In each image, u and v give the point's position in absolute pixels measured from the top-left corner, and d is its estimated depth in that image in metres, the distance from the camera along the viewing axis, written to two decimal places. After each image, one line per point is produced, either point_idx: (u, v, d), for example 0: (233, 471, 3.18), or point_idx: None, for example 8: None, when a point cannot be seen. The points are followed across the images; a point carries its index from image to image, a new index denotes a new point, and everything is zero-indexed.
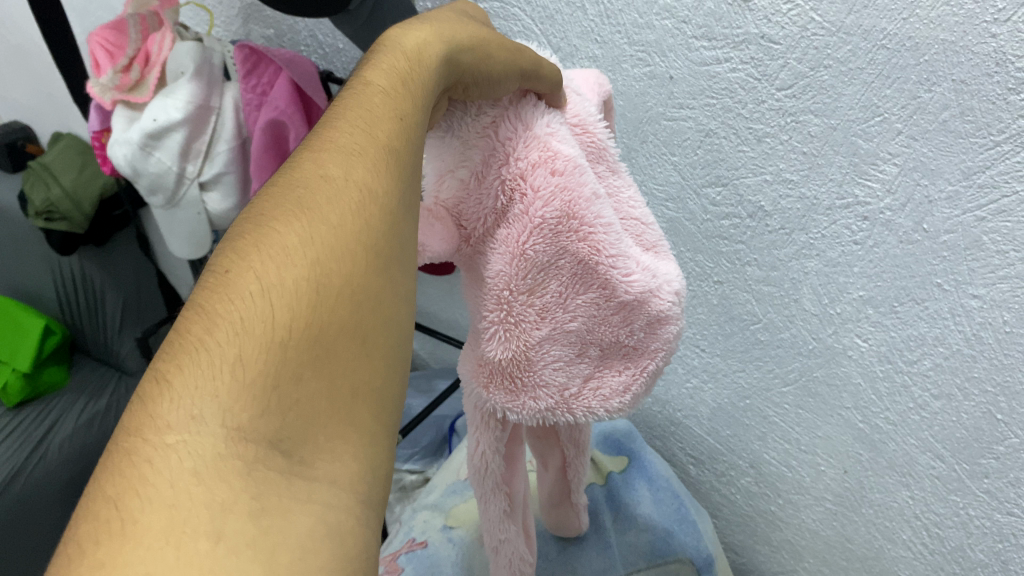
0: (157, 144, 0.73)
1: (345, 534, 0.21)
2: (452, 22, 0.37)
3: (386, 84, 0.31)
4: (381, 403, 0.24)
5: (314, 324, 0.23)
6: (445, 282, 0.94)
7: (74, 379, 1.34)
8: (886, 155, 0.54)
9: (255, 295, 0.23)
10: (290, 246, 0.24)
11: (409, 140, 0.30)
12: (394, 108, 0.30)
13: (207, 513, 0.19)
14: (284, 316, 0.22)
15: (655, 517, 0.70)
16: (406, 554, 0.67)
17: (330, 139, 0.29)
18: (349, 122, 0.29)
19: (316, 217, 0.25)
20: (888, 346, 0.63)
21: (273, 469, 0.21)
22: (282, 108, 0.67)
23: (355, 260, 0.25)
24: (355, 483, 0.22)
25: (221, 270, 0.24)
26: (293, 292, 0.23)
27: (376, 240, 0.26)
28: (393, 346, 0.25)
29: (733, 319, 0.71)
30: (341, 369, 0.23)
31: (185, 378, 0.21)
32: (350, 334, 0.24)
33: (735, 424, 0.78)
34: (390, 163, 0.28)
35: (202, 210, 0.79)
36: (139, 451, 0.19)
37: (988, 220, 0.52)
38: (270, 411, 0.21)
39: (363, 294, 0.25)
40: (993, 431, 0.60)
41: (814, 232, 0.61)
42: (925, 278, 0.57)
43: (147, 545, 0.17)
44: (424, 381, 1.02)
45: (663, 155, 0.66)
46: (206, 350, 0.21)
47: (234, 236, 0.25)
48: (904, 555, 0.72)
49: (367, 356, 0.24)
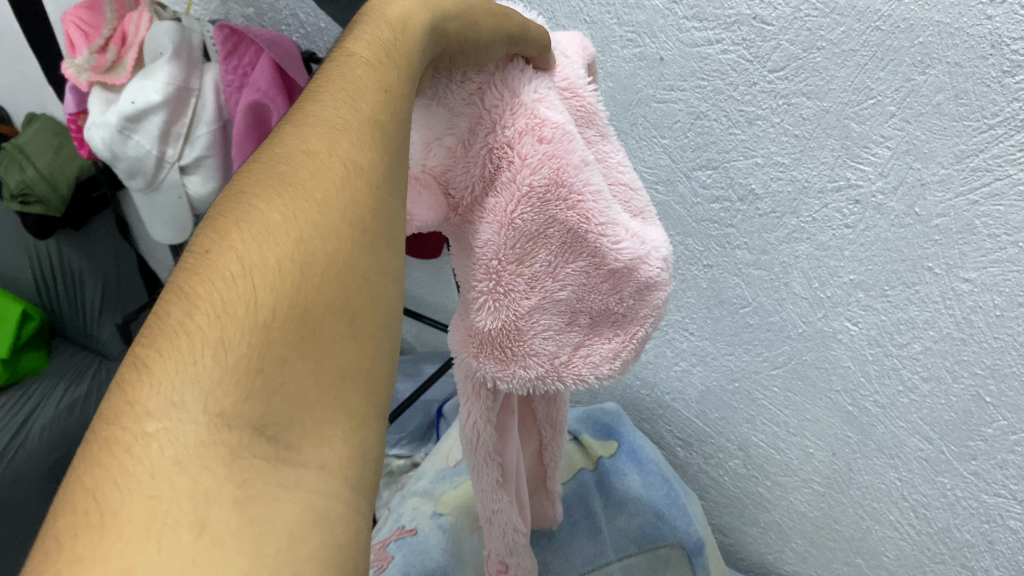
0: (135, 127, 0.72)
1: (335, 520, 0.19)
2: None
3: (370, 55, 0.29)
4: (376, 385, 0.22)
5: (302, 299, 0.21)
6: (430, 266, 0.93)
7: (54, 364, 1.31)
8: (879, 138, 0.54)
9: (237, 272, 0.21)
10: (273, 222, 0.22)
11: (398, 109, 0.28)
12: (379, 79, 0.28)
13: (190, 504, 0.17)
14: (270, 294, 0.20)
15: (644, 502, 0.69)
16: (395, 542, 0.67)
17: (314, 112, 0.26)
18: (331, 95, 0.27)
19: (303, 187, 0.23)
20: (877, 329, 0.62)
21: (261, 456, 0.19)
22: (264, 89, 0.66)
23: (342, 234, 0.23)
24: (344, 468, 0.20)
25: (201, 245, 0.22)
26: (279, 268, 0.21)
27: (365, 214, 0.24)
28: (387, 324, 0.23)
29: (723, 303, 0.71)
30: (331, 349, 0.21)
31: (166, 361, 0.19)
32: (340, 312, 0.22)
33: (723, 407, 0.78)
34: (379, 132, 0.26)
35: (183, 193, 0.78)
36: (117, 440, 0.18)
37: (980, 204, 0.52)
38: (256, 396, 0.19)
39: (356, 267, 0.23)
40: (982, 414, 0.60)
41: (805, 215, 0.61)
42: (916, 263, 0.57)
43: (127, 538, 0.16)
44: (411, 365, 1.01)
45: (653, 137, 0.65)
46: (186, 333, 0.20)
47: (215, 213, 0.23)
48: (891, 535, 0.73)
49: (359, 337, 0.22)
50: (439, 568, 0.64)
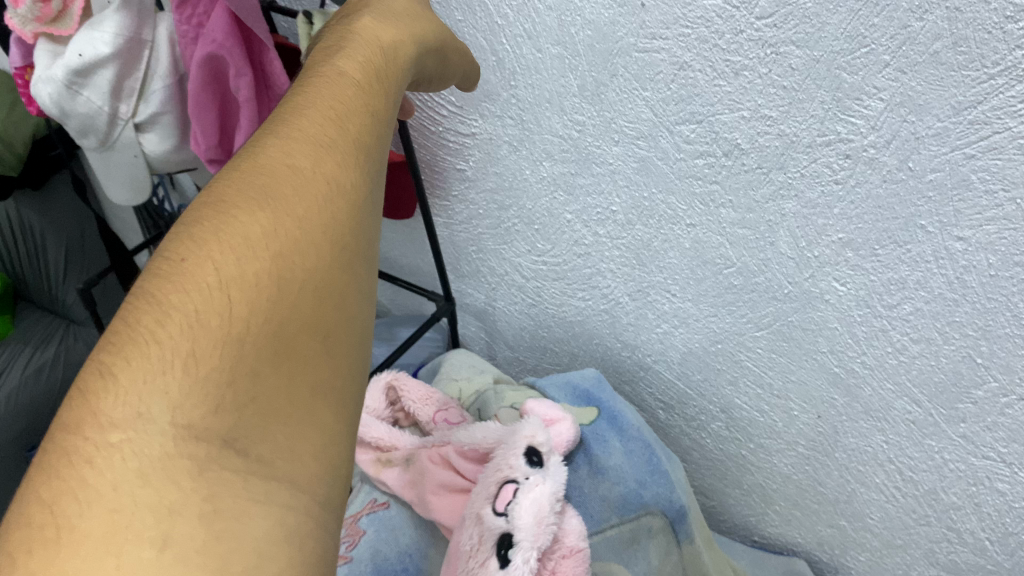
0: (84, 82, 0.67)
1: (300, 532, 0.24)
2: (331, 87, 0.37)
3: (321, 128, 0.34)
4: (339, 400, 0.28)
5: (268, 320, 0.27)
6: (403, 226, 0.90)
7: (18, 330, 1.27)
8: (872, 89, 0.51)
9: (212, 285, 0.27)
10: (225, 266, 0.27)
11: (342, 197, 0.32)
12: (329, 164, 0.33)
13: (149, 521, 0.22)
14: (239, 314, 0.26)
15: (626, 470, 0.66)
16: (367, 517, 0.65)
17: (256, 172, 0.31)
18: (272, 160, 0.32)
19: (264, 221, 0.29)
20: (866, 290, 0.60)
21: (228, 467, 0.24)
22: (220, 40, 0.60)
23: (303, 286, 0.29)
24: (313, 480, 0.26)
25: (174, 258, 0.27)
26: (247, 289, 0.27)
27: (327, 270, 0.30)
28: (354, 350, 0.30)
29: (706, 263, 0.68)
30: (294, 374, 0.27)
31: (131, 372, 0.24)
32: (305, 339, 0.28)
33: (705, 369, 0.76)
34: (333, 198, 0.32)
35: (139, 153, 0.73)
36: (81, 450, 0.22)
37: (977, 158, 0.49)
38: (224, 408, 0.25)
39: (312, 294, 0.29)
40: (972, 375, 0.58)
41: (793, 171, 0.58)
42: (907, 221, 0.55)
43: (85, 555, 0.20)
44: (385, 330, 0.98)
45: (634, 89, 0.62)
46: (158, 343, 0.25)
47: (168, 251, 0.28)
48: (876, 497, 0.71)
49: (325, 357, 0.28)
50: (412, 544, 0.64)
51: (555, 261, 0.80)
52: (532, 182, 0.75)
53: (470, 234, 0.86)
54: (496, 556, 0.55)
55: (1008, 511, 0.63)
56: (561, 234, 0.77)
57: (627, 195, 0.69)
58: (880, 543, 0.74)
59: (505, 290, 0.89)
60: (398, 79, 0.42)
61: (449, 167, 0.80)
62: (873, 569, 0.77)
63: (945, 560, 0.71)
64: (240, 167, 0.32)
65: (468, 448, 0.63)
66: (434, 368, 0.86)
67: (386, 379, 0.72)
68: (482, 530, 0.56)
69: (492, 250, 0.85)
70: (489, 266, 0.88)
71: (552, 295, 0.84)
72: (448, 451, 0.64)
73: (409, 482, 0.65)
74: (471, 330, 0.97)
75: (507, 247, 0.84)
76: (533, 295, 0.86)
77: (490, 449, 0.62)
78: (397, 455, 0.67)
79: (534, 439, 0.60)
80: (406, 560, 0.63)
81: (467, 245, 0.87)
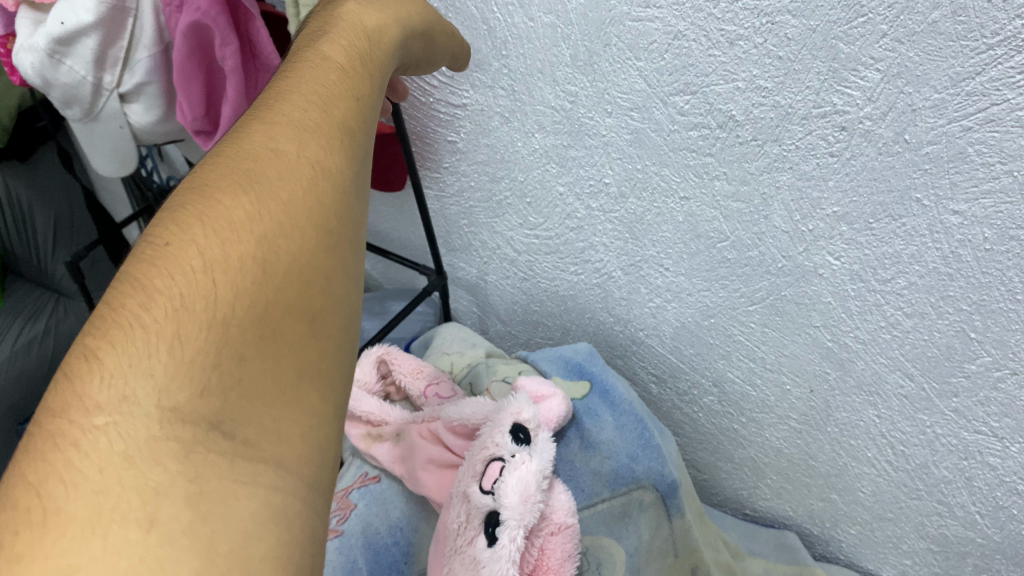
0: (68, 51, 0.65)
1: (289, 514, 0.23)
2: (316, 75, 0.36)
3: (305, 118, 0.33)
4: (327, 384, 0.28)
5: (255, 303, 0.26)
6: (394, 199, 0.89)
7: (7, 304, 1.25)
8: (869, 60, 0.50)
9: (196, 269, 0.26)
10: (209, 251, 0.26)
11: (330, 181, 0.31)
12: (312, 150, 0.32)
13: (136, 501, 0.21)
14: (225, 296, 0.26)
15: (617, 443, 0.66)
16: (358, 490, 0.65)
17: (241, 164, 0.30)
18: (256, 150, 0.31)
19: (248, 208, 0.28)
20: (861, 264, 0.59)
21: (215, 449, 0.23)
22: (205, 9, 0.59)
23: (289, 271, 0.28)
24: (302, 462, 0.25)
25: (159, 243, 0.27)
26: (232, 272, 0.26)
27: (315, 256, 0.29)
28: (343, 336, 0.29)
29: (700, 237, 0.67)
30: (279, 358, 0.26)
31: (116, 356, 0.23)
32: (290, 325, 0.27)
33: (698, 343, 0.76)
34: (322, 185, 0.31)
35: (124, 123, 0.73)
36: (66, 432, 0.21)
37: (975, 130, 0.49)
38: (210, 392, 0.24)
39: (301, 280, 0.28)
40: (966, 350, 0.58)
41: (788, 143, 0.57)
42: (903, 194, 0.54)
43: (70, 535, 0.19)
44: (377, 304, 0.97)
45: (627, 60, 0.61)
46: (143, 328, 0.24)
47: (153, 238, 0.27)
48: (868, 471, 0.71)
49: (311, 341, 0.28)
50: (403, 518, 0.63)
51: (547, 234, 0.79)
52: (525, 155, 0.74)
53: (462, 207, 0.85)
54: (485, 533, 0.55)
55: (999, 485, 0.63)
56: (554, 207, 0.76)
57: (620, 168, 0.68)
58: (871, 517, 0.75)
59: (497, 264, 0.88)
60: (383, 62, 0.41)
61: (440, 139, 0.79)
62: (864, 542, 0.78)
63: (935, 534, 0.71)
64: (222, 156, 0.31)
65: (456, 423, 0.63)
66: (426, 342, 0.85)
67: (376, 353, 0.71)
68: (469, 509, 0.56)
69: (484, 223, 0.85)
70: (481, 239, 0.87)
71: (545, 269, 0.83)
72: (437, 427, 0.64)
73: (398, 458, 0.65)
74: (463, 304, 0.96)
75: (499, 220, 0.83)
76: (525, 269, 0.86)
77: (478, 425, 0.62)
78: (387, 429, 0.67)
79: (521, 416, 0.60)
80: (398, 534, 0.63)
81: (459, 218, 0.86)
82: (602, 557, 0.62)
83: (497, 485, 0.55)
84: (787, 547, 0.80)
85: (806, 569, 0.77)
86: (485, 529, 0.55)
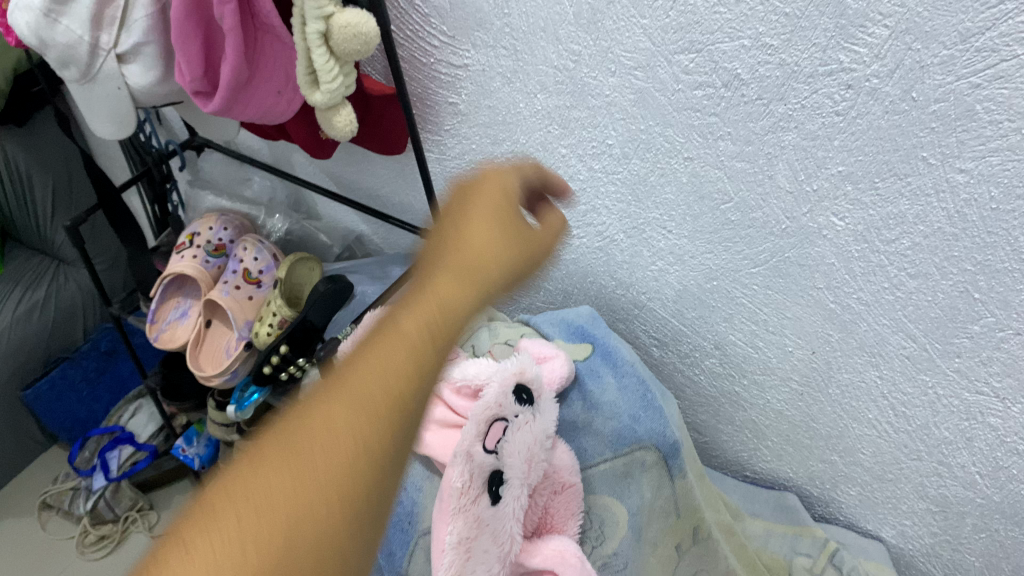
0: (64, 9, 0.65)
1: None
2: (434, 294, 0.43)
3: (393, 350, 0.40)
4: (348, 542, 0.35)
5: (296, 524, 0.33)
6: (395, 162, 0.88)
7: (7, 270, 1.25)
8: (877, 16, 0.49)
9: (247, 516, 0.33)
10: (269, 494, 0.34)
11: (390, 432, 0.38)
12: (379, 401, 0.38)
13: None
14: (266, 539, 0.32)
15: (620, 404, 0.66)
16: None
17: (308, 415, 0.37)
18: (336, 400, 0.38)
19: (313, 450, 0.35)
20: (865, 225, 0.59)
21: None
22: None
23: (330, 515, 0.34)
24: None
25: (230, 484, 0.34)
26: (277, 507, 0.33)
27: (351, 506, 0.35)
28: (364, 543, 0.36)
29: (704, 198, 0.67)
30: (304, 544, 0.33)
31: (186, 556, 0.31)
32: (322, 538, 0.34)
33: (700, 307, 0.76)
34: (380, 426, 0.37)
35: (122, 85, 0.71)
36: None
37: (983, 88, 0.48)
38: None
39: (338, 515, 0.34)
40: (969, 310, 0.58)
41: (793, 102, 0.57)
42: (909, 152, 0.54)
43: None
44: (378, 269, 0.97)
45: (632, 17, 0.60)
46: (207, 542, 0.32)
47: (235, 470, 0.35)
48: (869, 433, 0.72)
49: (342, 528, 0.34)
50: (406, 479, 0.64)
51: None
52: (527, 116, 0.73)
53: (463, 170, 0.84)
54: (488, 493, 0.55)
55: (999, 445, 0.63)
56: (556, 169, 0.76)
57: (624, 128, 0.67)
58: (871, 478, 0.75)
59: None
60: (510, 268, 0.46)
61: (440, 100, 0.79)
62: (864, 503, 0.78)
63: (934, 494, 0.71)
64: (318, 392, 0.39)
65: (459, 384, 0.63)
66: None
67: (377, 316, 0.70)
68: (471, 467, 0.55)
69: None
70: None
71: None
72: (440, 387, 0.63)
73: None
74: None
75: None
76: None
77: (482, 385, 0.62)
78: None
79: (524, 375, 0.60)
80: (402, 493, 0.63)
81: None
82: (605, 517, 0.65)
83: (500, 443, 0.56)
84: (786, 508, 0.80)
85: (807, 530, 0.78)
86: (489, 488, 0.55)
